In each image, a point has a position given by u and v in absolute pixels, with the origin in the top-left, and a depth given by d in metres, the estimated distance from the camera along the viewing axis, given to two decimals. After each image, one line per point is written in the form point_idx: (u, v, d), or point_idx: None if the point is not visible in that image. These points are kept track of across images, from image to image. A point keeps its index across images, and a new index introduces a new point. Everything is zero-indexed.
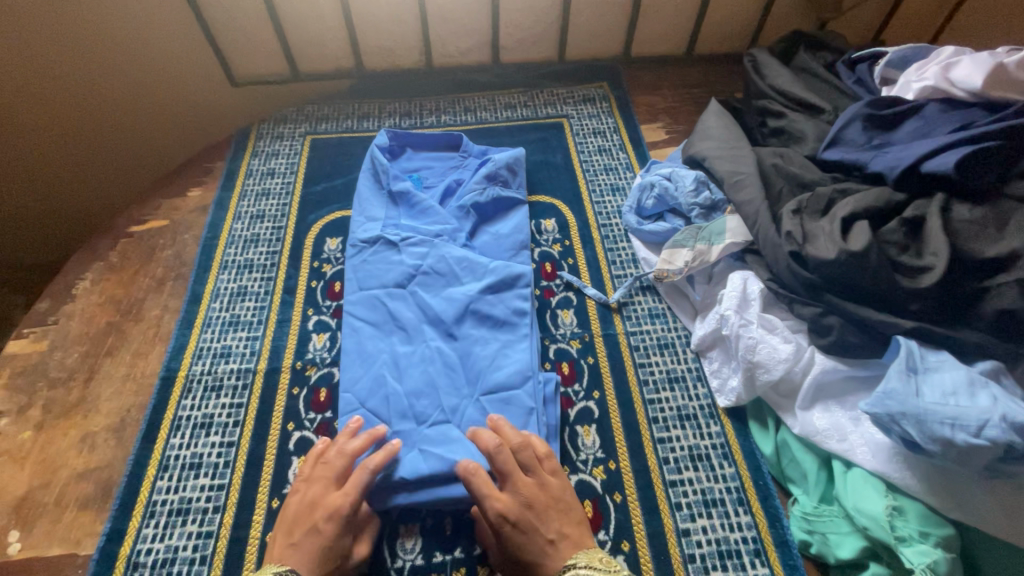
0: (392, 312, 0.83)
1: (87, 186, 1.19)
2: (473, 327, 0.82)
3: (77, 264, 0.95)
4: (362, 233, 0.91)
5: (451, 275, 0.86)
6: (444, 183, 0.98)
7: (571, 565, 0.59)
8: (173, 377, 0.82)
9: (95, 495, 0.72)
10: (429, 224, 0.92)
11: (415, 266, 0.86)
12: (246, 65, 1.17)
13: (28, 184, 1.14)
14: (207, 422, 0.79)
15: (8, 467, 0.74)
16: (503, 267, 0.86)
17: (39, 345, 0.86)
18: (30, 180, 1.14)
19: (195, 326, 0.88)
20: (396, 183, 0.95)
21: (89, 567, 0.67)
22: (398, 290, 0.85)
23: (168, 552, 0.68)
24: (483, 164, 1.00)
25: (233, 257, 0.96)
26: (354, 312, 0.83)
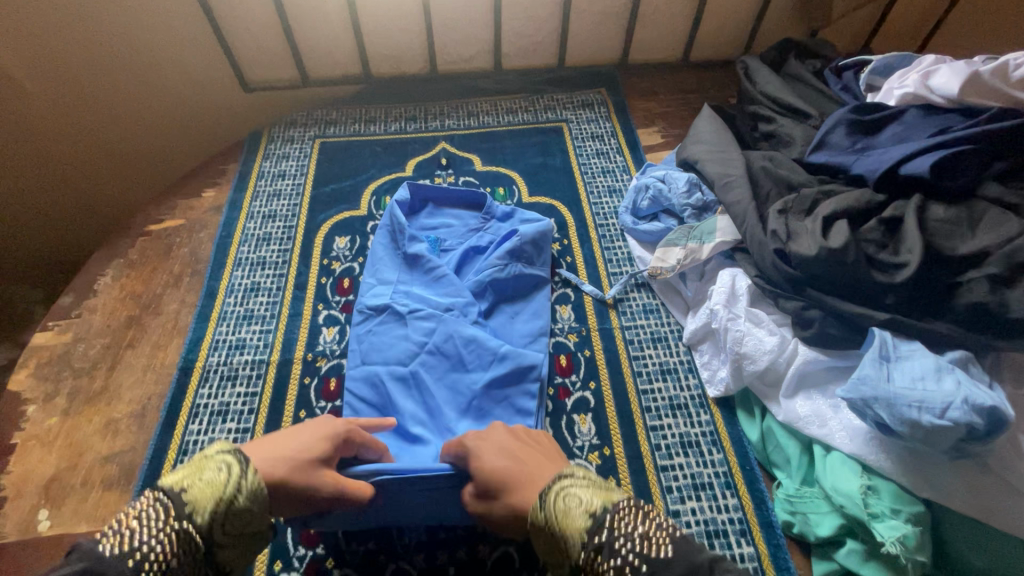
0: (392, 397, 0.78)
1: (105, 188, 1.25)
2: (471, 421, 0.76)
3: (98, 261, 1.00)
4: (371, 298, 0.88)
5: (456, 358, 0.80)
6: (461, 248, 0.94)
7: (568, 475, 0.54)
8: (191, 367, 0.87)
9: (119, 477, 0.77)
10: (443, 295, 0.87)
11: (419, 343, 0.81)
12: (258, 71, 1.22)
13: (50, 186, 1.20)
14: (223, 409, 0.83)
15: (36, 451, 0.79)
16: (514, 354, 0.79)
17: (63, 337, 0.90)
18: (51, 183, 1.19)
19: (211, 319, 0.92)
20: (412, 244, 0.91)
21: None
22: (399, 368, 0.80)
23: None
24: (508, 236, 0.93)
25: (246, 256, 1.01)
26: (354, 391, 0.80)
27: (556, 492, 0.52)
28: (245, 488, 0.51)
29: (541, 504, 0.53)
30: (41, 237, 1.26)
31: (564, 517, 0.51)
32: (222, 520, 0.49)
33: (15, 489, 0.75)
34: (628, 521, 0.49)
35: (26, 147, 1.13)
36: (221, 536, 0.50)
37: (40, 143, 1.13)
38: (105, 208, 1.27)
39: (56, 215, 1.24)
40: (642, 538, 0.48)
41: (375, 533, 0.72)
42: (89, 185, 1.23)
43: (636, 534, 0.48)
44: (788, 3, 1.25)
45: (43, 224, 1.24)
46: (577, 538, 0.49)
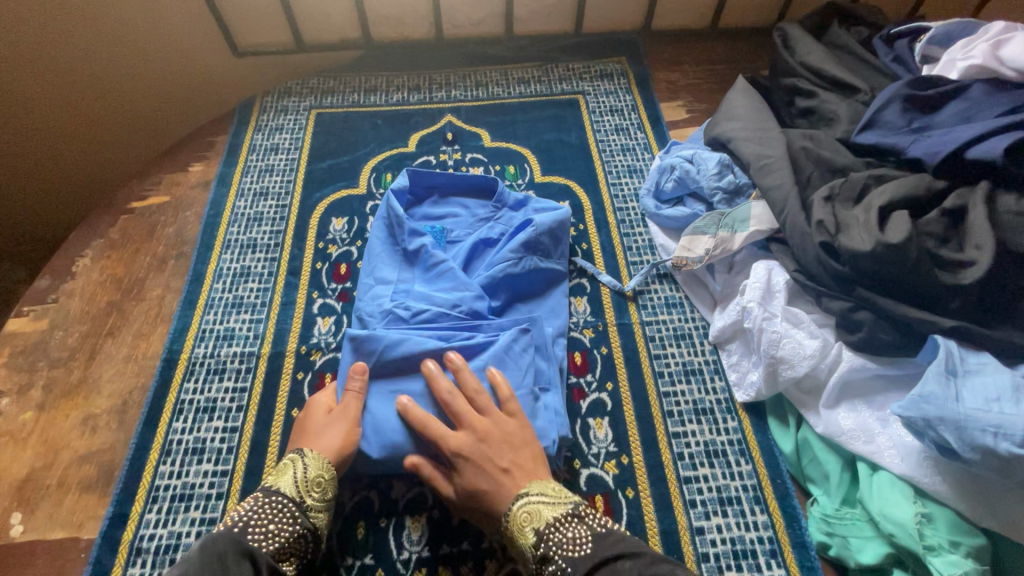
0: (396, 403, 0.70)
1: (87, 160, 1.17)
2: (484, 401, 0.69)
3: (77, 240, 0.93)
4: (369, 302, 0.79)
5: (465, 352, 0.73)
6: (469, 239, 0.85)
7: (524, 490, 0.62)
8: (175, 359, 0.80)
9: (97, 479, 0.71)
10: (447, 291, 0.78)
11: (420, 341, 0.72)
12: (249, 34, 1.12)
13: (28, 156, 1.12)
14: (210, 406, 0.77)
15: (9, 448, 0.73)
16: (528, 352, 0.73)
17: (39, 324, 0.84)
18: (31, 152, 1.11)
19: (197, 307, 0.85)
20: (413, 240, 0.82)
21: (92, 552, 0.66)
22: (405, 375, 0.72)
23: (170, 538, 0.67)
24: (523, 229, 0.84)
25: (236, 237, 0.94)
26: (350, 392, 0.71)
27: (510, 508, 0.62)
28: (311, 463, 0.63)
29: (509, 505, 0.62)
30: (20, 211, 1.19)
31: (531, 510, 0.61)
32: (307, 486, 0.62)
33: None
34: (560, 532, 0.59)
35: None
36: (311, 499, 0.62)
37: (14, 110, 1.05)
38: (88, 181, 1.20)
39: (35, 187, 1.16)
40: (569, 542, 0.58)
41: (373, 546, 0.66)
42: (69, 157, 1.15)
43: (565, 541, 0.58)
44: None
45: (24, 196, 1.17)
46: (528, 550, 0.60)
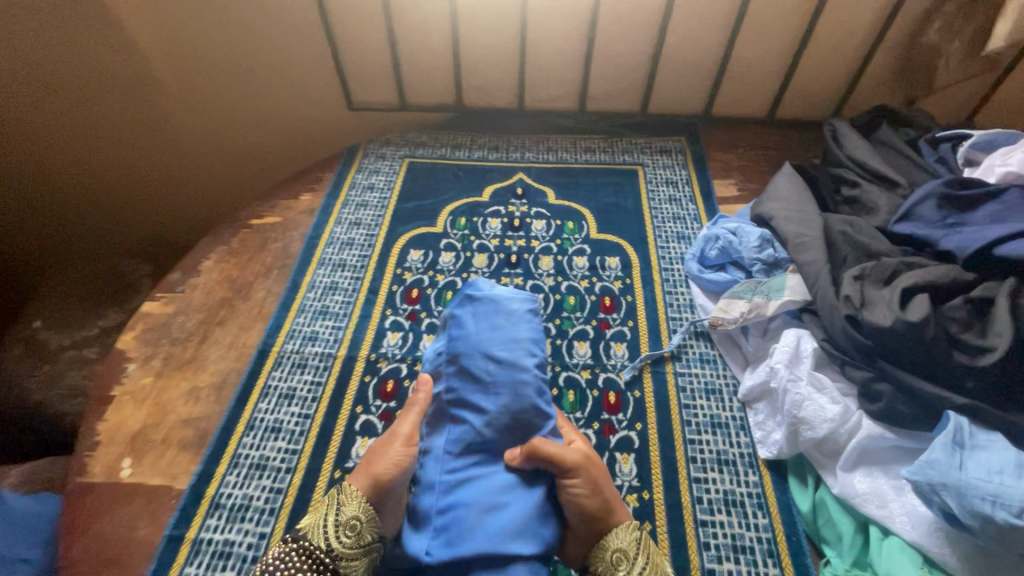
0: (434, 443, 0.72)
1: (222, 180, 1.44)
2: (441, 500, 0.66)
3: (205, 245, 1.12)
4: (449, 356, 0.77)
5: (463, 486, 0.67)
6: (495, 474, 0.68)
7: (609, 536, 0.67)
8: (268, 351, 0.95)
9: (193, 440, 0.84)
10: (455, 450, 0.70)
11: (504, 441, 0.71)
12: (364, 93, 1.34)
13: (174, 176, 1.42)
14: (290, 393, 0.89)
15: (130, 404, 0.88)
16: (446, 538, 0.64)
17: (167, 308, 1.02)
18: (184, 168, 1.41)
19: (291, 310, 1.01)
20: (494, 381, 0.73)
21: (181, 499, 0.78)
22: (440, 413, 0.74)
23: (243, 499, 0.78)
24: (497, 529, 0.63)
25: (330, 257, 1.10)
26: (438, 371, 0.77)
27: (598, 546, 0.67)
28: (348, 502, 0.65)
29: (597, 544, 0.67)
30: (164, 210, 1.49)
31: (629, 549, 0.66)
32: (341, 529, 0.64)
33: (106, 437, 0.85)
34: None
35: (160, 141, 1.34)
36: (342, 545, 0.63)
37: (173, 139, 1.35)
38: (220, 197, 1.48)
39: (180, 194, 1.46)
40: None
41: None
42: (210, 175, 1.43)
43: None
44: (886, 71, 1.24)
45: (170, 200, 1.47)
46: None
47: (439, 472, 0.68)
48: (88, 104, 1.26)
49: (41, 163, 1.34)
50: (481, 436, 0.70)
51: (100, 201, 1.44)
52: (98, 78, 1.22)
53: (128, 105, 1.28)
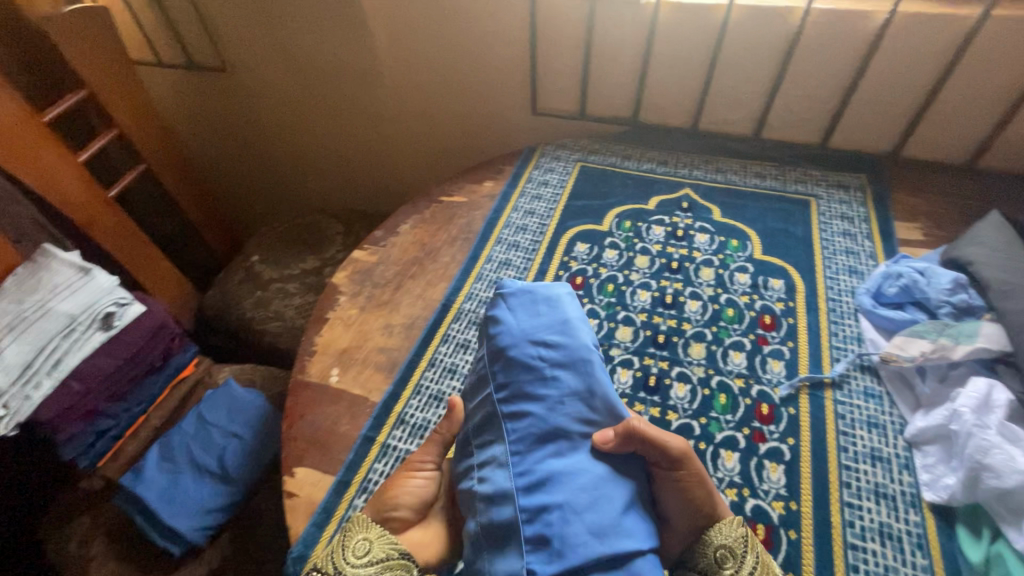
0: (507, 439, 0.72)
1: (423, 158, 1.73)
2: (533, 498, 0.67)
3: (404, 212, 1.32)
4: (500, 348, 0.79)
5: (541, 489, 0.67)
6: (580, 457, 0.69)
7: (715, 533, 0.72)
8: (450, 306, 1.10)
9: (386, 365, 1.01)
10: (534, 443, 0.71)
11: (573, 424, 0.72)
12: (549, 100, 1.49)
13: (375, 154, 1.77)
14: (466, 344, 1.03)
15: (340, 327, 1.08)
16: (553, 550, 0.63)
17: (372, 257, 1.22)
18: (397, 146, 1.72)
19: (471, 276, 1.16)
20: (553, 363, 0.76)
21: (375, 409, 0.94)
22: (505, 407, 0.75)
23: (423, 421, 0.92)
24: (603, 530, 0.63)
25: (505, 237, 1.24)
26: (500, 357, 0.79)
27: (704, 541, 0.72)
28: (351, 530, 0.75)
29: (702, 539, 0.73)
30: (378, 177, 1.84)
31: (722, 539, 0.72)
32: (357, 549, 0.73)
33: (322, 349, 1.04)
34: None
35: (373, 127, 1.68)
36: (354, 561, 0.72)
37: (384, 126, 1.67)
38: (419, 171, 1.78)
39: (390, 166, 1.79)
40: None
41: None
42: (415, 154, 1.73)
43: None
44: None
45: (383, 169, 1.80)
46: None
47: (512, 477, 0.69)
48: (338, 92, 1.61)
49: (303, 132, 1.75)
50: (543, 423, 0.71)
51: (326, 167, 1.86)
52: (347, 74, 1.55)
53: (366, 95, 1.59)
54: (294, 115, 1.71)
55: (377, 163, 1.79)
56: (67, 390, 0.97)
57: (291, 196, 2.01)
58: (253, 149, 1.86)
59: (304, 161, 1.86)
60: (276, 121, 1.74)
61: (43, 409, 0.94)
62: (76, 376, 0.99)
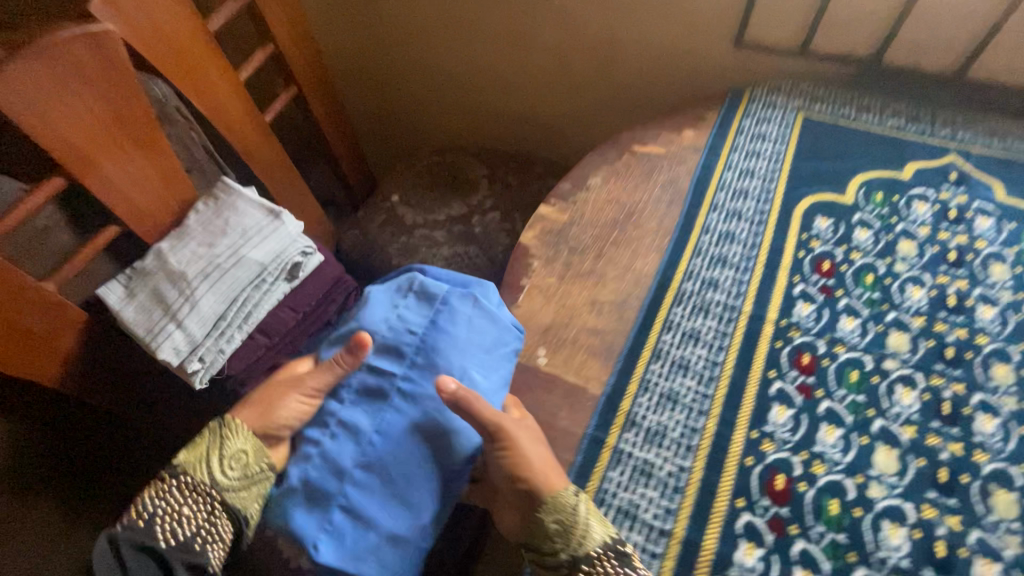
0: (368, 400, 0.81)
1: (587, 94, 1.49)
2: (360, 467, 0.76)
3: (591, 162, 1.13)
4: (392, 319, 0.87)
5: (343, 436, 0.79)
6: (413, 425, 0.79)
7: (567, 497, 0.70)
8: (667, 284, 0.93)
9: (602, 351, 0.86)
10: (378, 415, 0.80)
11: (417, 413, 0.79)
12: (766, 31, 1.21)
13: (525, 80, 1.53)
14: (695, 334, 0.86)
15: (539, 298, 0.93)
16: (322, 479, 0.77)
17: (563, 215, 1.05)
18: (559, 75, 1.47)
19: (687, 248, 0.97)
20: (433, 338, 0.83)
21: (599, 404, 0.80)
22: (377, 374, 0.83)
23: (659, 426, 0.77)
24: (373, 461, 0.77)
25: (722, 202, 1.03)
26: (407, 327, 0.85)
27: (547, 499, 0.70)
28: (230, 437, 0.84)
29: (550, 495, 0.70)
30: (530, 111, 1.61)
31: (575, 516, 0.69)
32: (226, 459, 0.83)
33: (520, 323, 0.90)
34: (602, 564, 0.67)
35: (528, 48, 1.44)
36: (227, 478, 0.82)
37: (542, 48, 1.43)
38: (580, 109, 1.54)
39: (547, 99, 1.55)
40: None
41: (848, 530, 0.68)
42: (578, 89, 1.49)
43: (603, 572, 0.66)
44: None
45: (539, 102, 1.57)
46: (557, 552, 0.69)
47: (353, 449, 0.78)
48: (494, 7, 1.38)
49: (449, 56, 1.56)
50: (389, 389, 0.81)
51: (472, 99, 1.66)
52: None
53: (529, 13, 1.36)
54: (438, 30, 1.50)
55: (531, 95, 1.56)
56: (254, 343, 0.92)
57: (421, 124, 1.83)
58: (387, 69, 1.68)
59: (441, 85, 1.66)
60: (422, 43, 1.55)
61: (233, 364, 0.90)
62: (262, 330, 0.93)
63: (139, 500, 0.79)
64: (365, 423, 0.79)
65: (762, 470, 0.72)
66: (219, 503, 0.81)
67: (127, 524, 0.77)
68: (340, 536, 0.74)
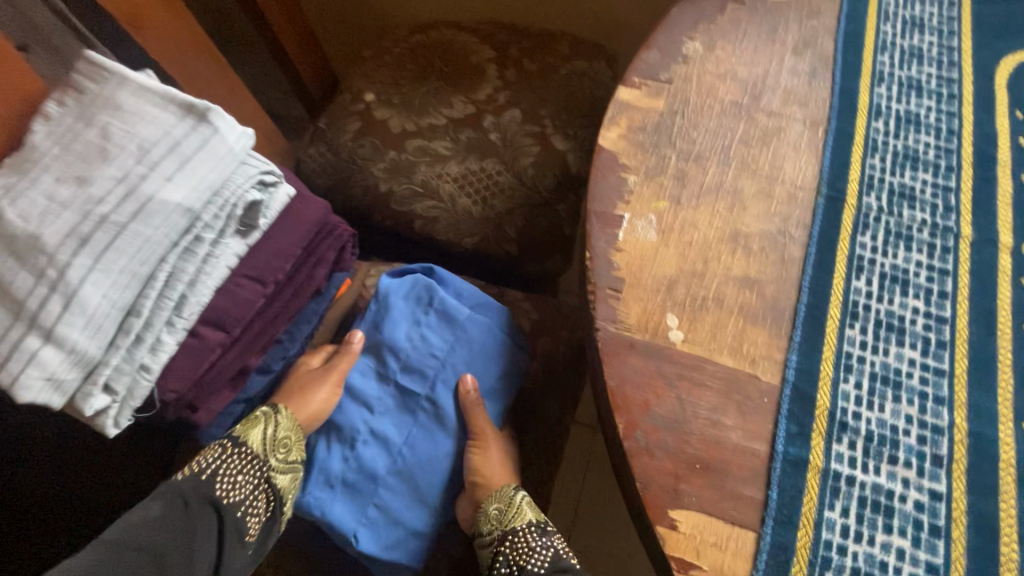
0: (390, 419, 0.76)
1: None
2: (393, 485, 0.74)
3: (681, 19, 0.75)
4: (414, 342, 0.78)
5: (366, 450, 0.75)
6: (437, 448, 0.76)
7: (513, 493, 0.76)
8: (840, 200, 0.61)
9: (765, 313, 0.56)
10: (405, 434, 0.75)
11: (441, 437, 0.76)
12: None
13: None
14: (901, 277, 0.56)
15: (650, 235, 0.60)
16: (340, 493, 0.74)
17: (658, 103, 0.69)
18: None
19: (857, 143, 0.64)
20: (455, 363, 0.78)
21: (784, 402, 0.51)
22: (406, 395, 0.77)
23: (884, 429, 0.50)
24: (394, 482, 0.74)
25: (889, 70, 0.69)
26: (431, 346, 0.78)
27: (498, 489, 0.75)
28: (284, 420, 0.75)
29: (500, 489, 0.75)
30: None
31: (512, 503, 0.75)
32: (275, 443, 0.74)
33: (628, 278, 0.58)
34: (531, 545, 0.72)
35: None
36: (278, 460, 0.74)
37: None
38: None
39: None
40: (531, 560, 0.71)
41: None
42: None
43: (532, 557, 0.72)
44: None
45: None
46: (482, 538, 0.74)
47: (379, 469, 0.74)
48: None
49: None
50: (415, 413, 0.76)
51: None
52: None
53: None
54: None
55: None
56: (207, 345, 0.61)
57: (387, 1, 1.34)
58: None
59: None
60: None
61: (171, 385, 0.59)
62: (214, 320, 0.62)
63: (200, 455, 0.71)
64: (374, 420, 0.76)
65: None
66: (267, 482, 0.72)
67: (187, 473, 0.69)
68: (377, 529, 0.73)
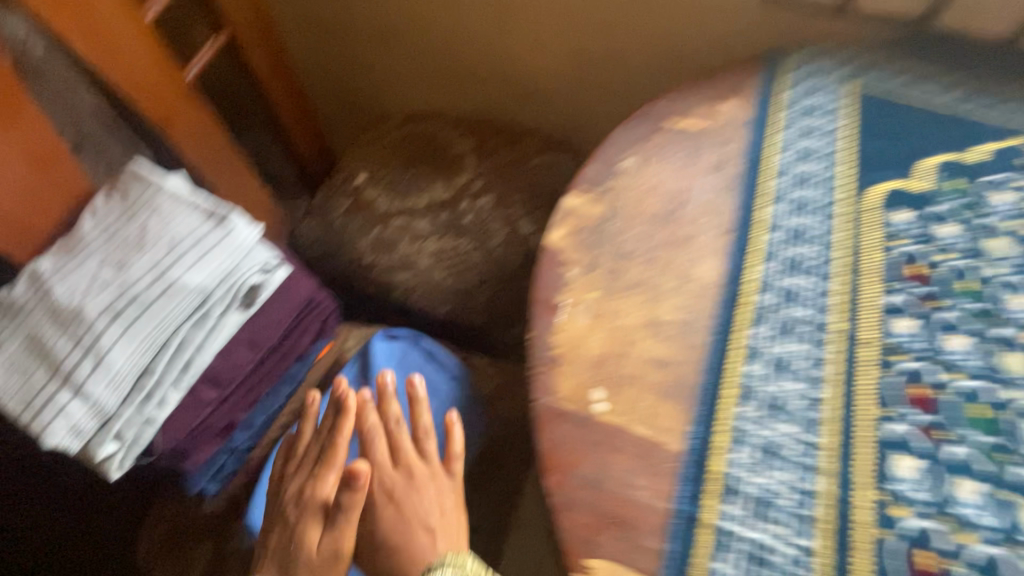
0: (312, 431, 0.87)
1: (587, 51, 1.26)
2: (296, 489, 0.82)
3: (621, 140, 0.92)
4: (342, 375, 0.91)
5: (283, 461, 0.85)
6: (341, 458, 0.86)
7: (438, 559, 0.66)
8: (741, 299, 0.75)
9: (673, 390, 0.68)
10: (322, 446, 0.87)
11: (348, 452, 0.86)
12: None
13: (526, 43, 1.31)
14: (784, 364, 0.69)
15: (585, 321, 0.73)
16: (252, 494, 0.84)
17: (598, 207, 0.84)
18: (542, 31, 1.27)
19: (757, 251, 0.79)
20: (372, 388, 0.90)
21: (685, 467, 0.63)
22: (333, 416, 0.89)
23: (762, 491, 0.61)
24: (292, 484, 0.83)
25: (786, 191, 0.86)
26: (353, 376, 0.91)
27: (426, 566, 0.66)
28: None
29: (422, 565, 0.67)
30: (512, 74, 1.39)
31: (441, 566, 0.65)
32: None
33: (563, 354, 0.70)
34: None
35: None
36: None
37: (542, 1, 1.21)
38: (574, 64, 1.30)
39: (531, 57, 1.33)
40: None
41: None
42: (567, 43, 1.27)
43: None
44: None
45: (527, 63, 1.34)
46: None
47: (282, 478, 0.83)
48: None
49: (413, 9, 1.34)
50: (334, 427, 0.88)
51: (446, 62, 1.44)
52: None
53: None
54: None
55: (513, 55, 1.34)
56: (201, 400, 0.77)
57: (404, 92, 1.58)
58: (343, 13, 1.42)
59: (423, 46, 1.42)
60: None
61: (165, 438, 0.74)
62: (212, 382, 0.77)
63: None
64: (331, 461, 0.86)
65: (902, 544, 0.58)
66: None
67: None
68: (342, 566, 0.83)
